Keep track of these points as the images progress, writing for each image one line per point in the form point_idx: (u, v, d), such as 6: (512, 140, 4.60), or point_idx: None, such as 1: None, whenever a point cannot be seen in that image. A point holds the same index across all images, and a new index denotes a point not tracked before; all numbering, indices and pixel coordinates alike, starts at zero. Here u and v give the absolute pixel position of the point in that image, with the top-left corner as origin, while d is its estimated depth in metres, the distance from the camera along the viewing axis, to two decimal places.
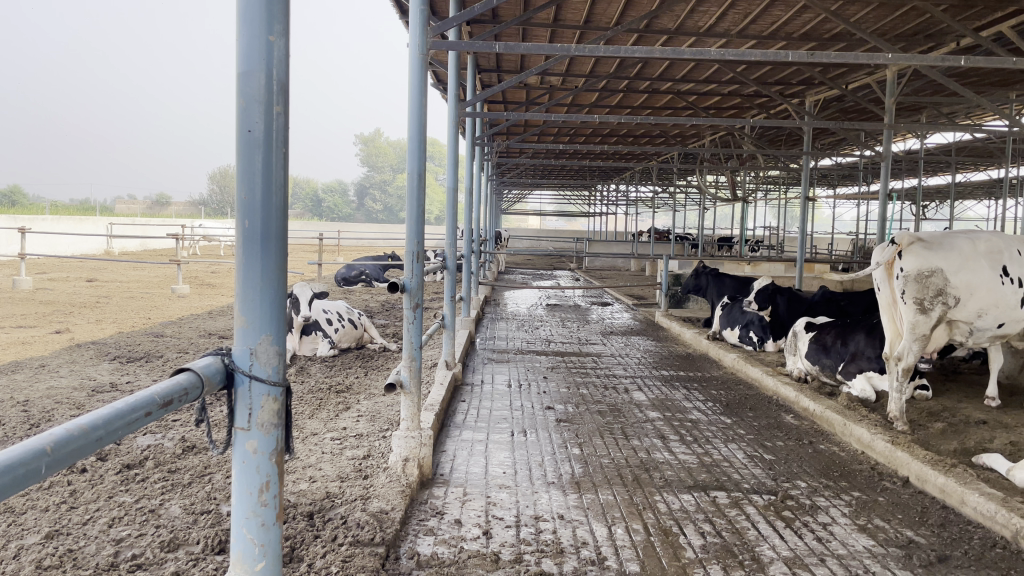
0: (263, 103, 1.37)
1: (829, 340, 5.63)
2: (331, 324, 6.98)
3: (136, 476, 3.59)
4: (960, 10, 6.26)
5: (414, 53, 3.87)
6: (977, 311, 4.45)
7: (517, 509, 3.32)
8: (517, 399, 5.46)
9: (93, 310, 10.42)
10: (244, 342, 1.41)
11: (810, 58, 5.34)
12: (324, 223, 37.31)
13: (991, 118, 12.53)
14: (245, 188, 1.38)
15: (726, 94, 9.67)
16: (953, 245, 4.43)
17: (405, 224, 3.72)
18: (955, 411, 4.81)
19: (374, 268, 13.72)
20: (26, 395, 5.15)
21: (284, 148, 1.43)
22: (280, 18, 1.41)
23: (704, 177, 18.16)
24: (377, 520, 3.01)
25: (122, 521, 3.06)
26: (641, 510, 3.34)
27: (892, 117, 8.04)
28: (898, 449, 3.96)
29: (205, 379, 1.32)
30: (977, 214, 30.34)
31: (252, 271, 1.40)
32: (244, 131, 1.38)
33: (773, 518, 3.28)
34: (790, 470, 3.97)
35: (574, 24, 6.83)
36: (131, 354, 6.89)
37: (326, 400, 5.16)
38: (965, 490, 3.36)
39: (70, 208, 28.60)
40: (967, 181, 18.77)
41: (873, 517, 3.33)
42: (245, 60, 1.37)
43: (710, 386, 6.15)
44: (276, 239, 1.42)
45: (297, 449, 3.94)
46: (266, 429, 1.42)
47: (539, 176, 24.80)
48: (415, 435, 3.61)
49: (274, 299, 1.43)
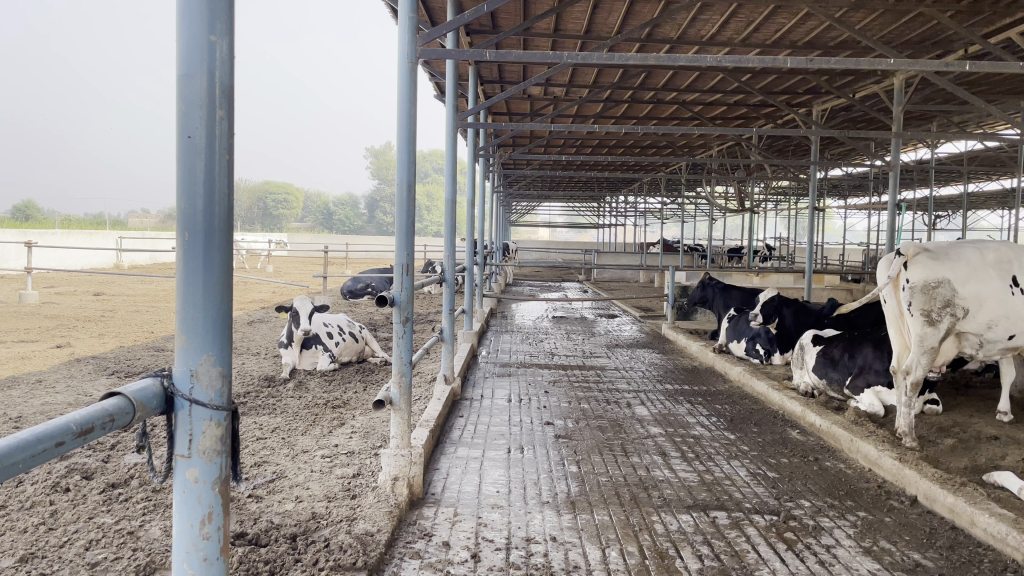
0: (204, 109, 1.29)
1: (836, 353, 5.50)
2: (331, 337, 6.90)
3: (120, 496, 3.49)
4: (968, 17, 6.15)
5: (403, 61, 3.77)
6: (986, 322, 4.27)
7: (508, 531, 3.20)
8: (516, 415, 5.34)
9: (97, 325, 10.36)
10: (184, 363, 1.32)
11: (811, 63, 5.22)
12: (332, 238, 37.23)
13: (1004, 128, 12.35)
14: (185, 199, 1.29)
15: (732, 104, 9.59)
16: (960, 255, 4.30)
17: (395, 235, 3.62)
18: (967, 426, 4.67)
19: (380, 281, 13.61)
20: (18, 412, 5.06)
21: (230, 156, 1.34)
22: (223, 18, 1.33)
23: (713, 188, 18.10)
24: (361, 542, 2.90)
25: (99, 544, 2.96)
26: (637, 531, 3.22)
27: (900, 125, 7.92)
28: (905, 467, 3.83)
29: (137, 405, 1.23)
30: (991, 225, 29.99)
31: (193, 284, 1.31)
32: (184, 137, 1.29)
33: (774, 540, 3.15)
34: (794, 488, 3.84)
35: (575, 34, 6.79)
36: (129, 369, 6.82)
37: (321, 415, 5.07)
38: (976, 511, 3.22)
39: (82, 222, 28.69)
40: (980, 191, 18.59)
41: (879, 539, 3.20)
42: (185, 62, 1.29)
43: (714, 400, 6.01)
44: (221, 249, 1.33)
45: (286, 467, 3.83)
46: (208, 457, 1.32)
47: (547, 188, 24.74)
48: (405, 453, 3.50)
49: (217, 319, 1.34)
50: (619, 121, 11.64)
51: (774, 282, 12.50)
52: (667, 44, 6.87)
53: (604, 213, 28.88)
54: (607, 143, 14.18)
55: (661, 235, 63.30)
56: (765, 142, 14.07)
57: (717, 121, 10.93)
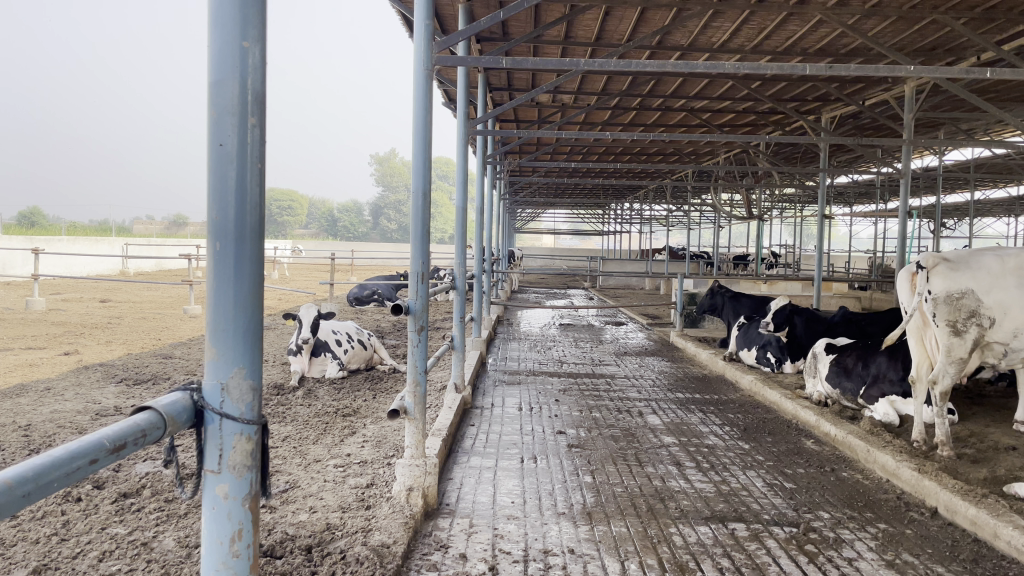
0: (237, 115, 1.26)
1: (849, 362, 5.46)
2: (339, 345, 6.87)
3: (132, 506, 3.46)
4: (981, 24, 6.13)
5: (419, 68, 3.75)
6: (1012, 331, 4.19)
7: (525, 543, 3.17)
8: (528, 424, 5.30)
9: (103, 331, 10.33)
10: (214, 376, 1.29)
11: (827, 70, 5.18)
12: (336, 244, 37.22)
13: (1011, 135, 12.32)
14: (216, 208, 1.26)
15: (741, 111, 9.58)
16: (981, 263, 4.23)
17: (410, 244, 3.59)
18: (984, 436, 4.62)
19: (386, 288, 13.58)
20: (27, 420, 5.03)
21: (260, 164, 1.32)
22: (256, 23, 1.30)
23: (719, 195, 18.05)
24: (378, 555, 2.86)
25: (113, 555, 2.93)
26: (655, 544, 3.18)
27: (910, 132, 7.88)
28: (925, 477, 3.79)
29: (168, 419, 1.20)
30: (997, 232, 29.96)
31: (224, 296, 1.28)
32: (214, 144, 1.26)
33: (795, 553, 3.11)
34: (811, 499, 3.79)
35: (585, 41, 6.78)
36: (137, 376, 6.80)
37: (332, 424, 5.03)
38: (999, 523, 3.18)
39: (88, 229, 28.77)
40: (986, 198, 18.56)
41: (901, 552, 3.15)
42: (217, 69, 1.26)
43: (727, 409, 5.96)
44: (251, 258, 1.30)
45: (299, 476, 3.80)
46: (238, 472, 1.30)
47: (553, 195, 24.75)
48: (420, 463, 3.47)
49: (247, 331, 1.31)
50: (627, 128, 11.61)
51: (781, 290, 12.44)
52: (677, 51, 6.85)
53: (610, 220, 28.82)
54: (614, 150, 14.20)
55: (665, 242, 63.31)
56: (772, 149, 14.04)
57: (725, 128, 10.91)
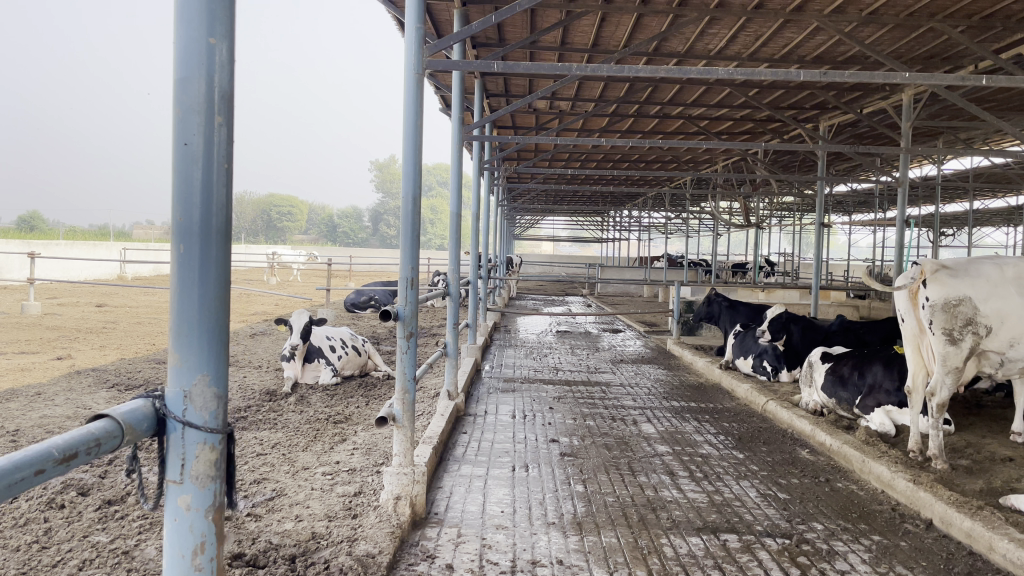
0: (202, 114, 1.23)
1: (845, 371, 5.40)
2: (333, 351, 6.82)
3: (116, 514, 3.41)
4: (977, 32, 6.10)
5: (409, 72, 3.70)
6: (1009, 340, 4.18)
7: (513, 553, 3.12)
8: (521, 431, 5.25)
9: (98, 336, 10.29)
10: (177, 383, 1.25)
11: (824, 76, 5.14)
12: (336, 251, 37.20)
13: (1010, 144, 12.29)
14: (180, 209, 1.22)
15: (739, 118, 9.56)
16: (980, 271, 4.20)
17: (399, 249, 3.54)
18: (980, 446, 4.58)
19: (383, 294, 13.54)
20: (16, 425, 4.98)
21: (228, 164, 1.28)
22: (223, 19, 1.27)
23: (717, 202, 18.04)
24: (361, 565, 2.81)
25: (93, 564, 2.87)
26: (645, 555, 3.13)
27: (908, 140, 7.85)
28: (920, 489, 3.73)
29: (126, 427, 1.16)
30: (996, 242, 29.96)
31: (188, 301, 1.24)
32: (180, 143, 1.22)
33: (787, 564, 3.07)
34: (806, 510, 3.75)
35: (581, 47, 6.75)
36: (129, 381, 6.75)
37: (323, 431, 4.97)
38: (994, 536, 3.13)
39: (87, 233, 28.76)
40: (985, 207, 18.53)
41: (895, 565, 3.10)
42: (183, 66, 1.23)
43: (722, 417, 5.92)
44: (217, 261, 1.26)
45: (286, 484, 3.75)
46: (201, 483, 1.26)
47: (551, 203, 24.74)
48: (408, 471, 3.42)
49: (211, 337, 1.27)
50: (625, 134, 11.58)
51: (779, 297, 12.40)
52: (674, 57, 6.82)
53: (609, 228, 28.83)
54: (613, 157, 14.20)
55: (664, 249, 63.38)
56: (771, 157, 14.02)
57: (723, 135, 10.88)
